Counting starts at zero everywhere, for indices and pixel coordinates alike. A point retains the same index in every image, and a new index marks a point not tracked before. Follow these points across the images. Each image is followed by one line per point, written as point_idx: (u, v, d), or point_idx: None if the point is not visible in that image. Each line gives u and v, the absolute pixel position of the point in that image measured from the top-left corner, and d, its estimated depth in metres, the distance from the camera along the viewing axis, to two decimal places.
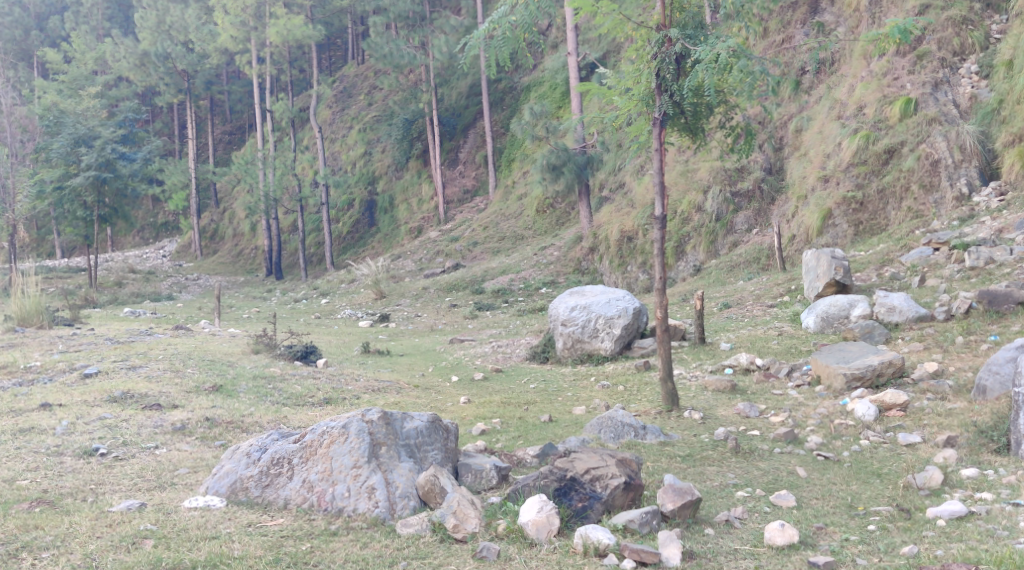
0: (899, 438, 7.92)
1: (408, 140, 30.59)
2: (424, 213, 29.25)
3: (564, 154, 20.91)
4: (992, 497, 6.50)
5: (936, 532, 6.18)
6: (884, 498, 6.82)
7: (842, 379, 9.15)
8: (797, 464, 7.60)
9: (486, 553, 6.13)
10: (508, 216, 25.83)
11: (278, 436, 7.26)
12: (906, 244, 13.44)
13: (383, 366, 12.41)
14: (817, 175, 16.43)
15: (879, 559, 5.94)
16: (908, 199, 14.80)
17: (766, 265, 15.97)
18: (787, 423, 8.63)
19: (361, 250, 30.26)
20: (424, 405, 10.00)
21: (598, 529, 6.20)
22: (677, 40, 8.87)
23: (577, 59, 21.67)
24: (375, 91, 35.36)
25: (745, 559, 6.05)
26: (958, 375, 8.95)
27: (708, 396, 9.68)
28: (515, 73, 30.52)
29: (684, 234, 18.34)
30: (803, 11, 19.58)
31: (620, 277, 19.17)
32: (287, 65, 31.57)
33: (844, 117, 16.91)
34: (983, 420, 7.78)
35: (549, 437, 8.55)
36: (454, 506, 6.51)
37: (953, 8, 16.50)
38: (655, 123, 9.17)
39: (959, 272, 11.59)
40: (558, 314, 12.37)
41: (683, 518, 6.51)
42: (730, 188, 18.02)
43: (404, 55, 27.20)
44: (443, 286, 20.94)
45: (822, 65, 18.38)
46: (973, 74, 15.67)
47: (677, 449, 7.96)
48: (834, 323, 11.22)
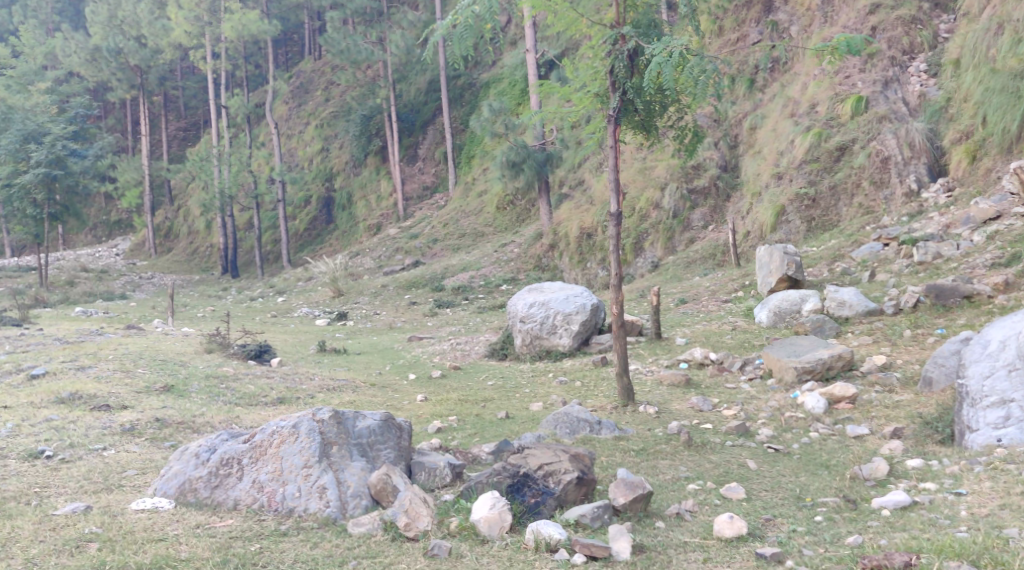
0: (847, 430, 8.03)
1: (366, 136, 30.38)
2: (383, 210, 29.05)
3: (523, 151, 20.89)
4: (935, 487, 6.59)
5: (881, 522, 6.24)
6: (831, 489, 6.91)
7: (793, 372, 9.26)
8: (747, 456, 7.69)
9: (437, 551, 6.11)
10: (467, 213, 25.79)
11: (228, 436, 7.19)
12: (857, 239, 13.64)
13: (339, 365, 12.35)
14: (771, 172, 16.63)
15: (825, 549, 5.98)
16: (859, 195, 15.03)
17: (722, 261, 16.15)
18: (739, 416, 8.72)
19: (319, 248, 30.05)
20: (380, 403, 9.95)
21: (549, 524, 6.21)
22: (631, 37, 8.89)
23: (536, 57, 21.69)
24: (332, 87, 35.12)
25: (693, 552, 6.08)
26: (906, 368, 9.10)
27: (663, 391, 9.75)
28: (473, 69, 30.50)
29: (642, 231, 18.45)
30: (757, 9, 19.73)
31: (580, 274, 19.31)
32: (242, 61, 31.21)
33: (797, 114, 17.09)
34: (928, 411, 7.94)
35: (505, 434, 8.56)
36: (406, 505, 6.48)
37: (902, 7, 16.74)
38: (610, 120, 9.19)
39: (907, 267, 11.80)
40: (517, 310, 12.38)
41: (634, 512, 6.55)
42: (687, 185, 18.17)
43: (361, 51, 26.98)
44: (402, 284, 20.87)
45: (776, 63, 18.59)
46: (922, 72, 15.90)
47: (631, 444, 8.00)
48: (786, 317, 11.35)
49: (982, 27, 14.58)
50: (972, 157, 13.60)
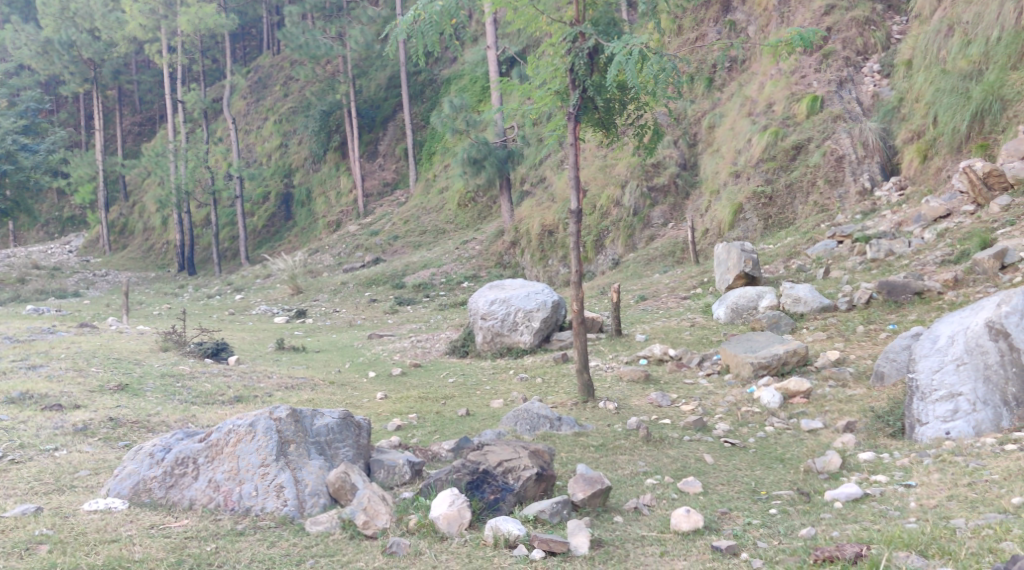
0: (802, 424, 8.15)
1: (325, 132, 30.18)
2: (343, 206, 28.86)
3: (485, 148, 20.87)
4: (886, 479, 6.69)
5: (834, 514, 6.31)
6: (786, 483, 7.00)
7: (749, 367, 9.37)
8: (704, 451, 7.76)
9: (396, 549, 6.09)
10: (428, 210, 25.72)
11: (183, 436, 7.12)
12: (812, 237, 13.82)
13: (298, 363, 12.27)
14: (729, 170, 16.80)
15: (779, 541, 6.02)
16: (814, 193, 15.21)
17: (681, 258, 16.28)
18: (697, 411, 8.80)
19: (278, 245, 29.78)
20: (339, 401, 9.90)
21: (508, 520, 6.23)
22: (591, 35, 8.91)
23: (496, 53, 21.69)
24: (291, 82, 34.84)
25: (651, 546, 6.12)
26: (859, 363, 9.25)
27: (622, 387, 9.80)
28: (434, 66, 30.44)
29: (603, 228, 18.56)
30: (715, 9, 19.92)
31: (541, 271, 19.39)
32: (199, 55, 30.86)
33: (754, 113, 17.26)
34: (880, 405, 8.08)
35: (465, 431, 8.56)
36: (365, 503, 6.47)
37: (856, 8, 16.97)
38: (570, 118, 9.21)
39: (861, 264, 11.98)
40: (477, 307, 12.38)
41: (592, 507, 6.59)
42: (646, 183, 18.28)
43: (320, 46, 26.76)
44: (362, 281, 20.76)
45: (734, 62, 18.80)
46: (875, 72, 16.15)
47: (590, 440, 8.04)
48: (743, 313, 11.48)
49: (933, 29, 14.83)
50: (923, 156, 13.83)
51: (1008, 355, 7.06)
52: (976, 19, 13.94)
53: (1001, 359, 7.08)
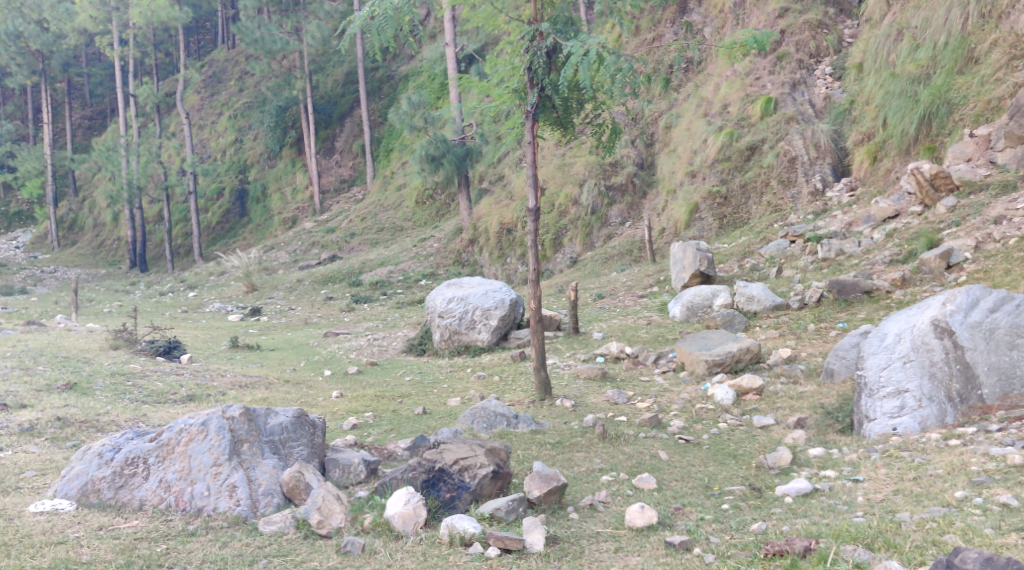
0: (754, 421, 8.26)
1: (281, 128, 29.93)
2: (299, 203, 28.65)
3: (443, 146, 20.83)
4: (835, 474, 6.82)
5: (784, 509, 6.41)
6: (738, 478, 7.09)
7: (704, 365, 9.48)
8: (659, 447, 7.83)
9: (350, 548, 6.05)
10: (386, 207, 25.64)
11: (133, 435, 7.03)
12: (765, 236, 14.00)
13: (252, 361, 12.16)
14: (685, 170, 16.96)
15: (731, 536, 6.09)
16: (768, 194, 15.42)
17: (638, 256, 16.40)
18: (652, 408, 8.88)
19: (232, 241, 29.45)
20: (294, 400, 9.83)
21: (464, 518, 6.22)
22: (549, 34, 8.92)
23: (455, 50, 21.65)
24: (246, 77, 34.50)
25: (605, 542, 6.16)
26: (810, 360, 9.40)
27: (579, 384, 9.86)
28: (392, 62, 30.34)
29: (561, 227, 18.65)
30: (671, 10, 20.09)
31: (500, 269, 19.46)
32: (151, 49, 30.40)
33: (709, 114, 17.44)
34: (830, 402, 8.22)
35: (422, 430, 8.55)
36: (319, 502, 6.43)
37: (809, 12, 17.20)
38: (528, 116, 9.24)
39: (812, 263, 12.17)
40: (435, 305, 12.37)
41: (548, 504, 6.62)
42: (604, 182, 18.38)
43: (276, 40, 26.48)
44: (318, 278, 20.62)
45: (690, 63, 18.98)
46: (827, 75, 16.41)
47: (547, 437, 8.08)
48: (697, 312, 11.61)
49: (883, 33, 15.09)
50: (873, 158, 14.06)
51: (952, 352, 7.26)
52: (924, 24, 14.24)
53: (946, 356, 7.27)
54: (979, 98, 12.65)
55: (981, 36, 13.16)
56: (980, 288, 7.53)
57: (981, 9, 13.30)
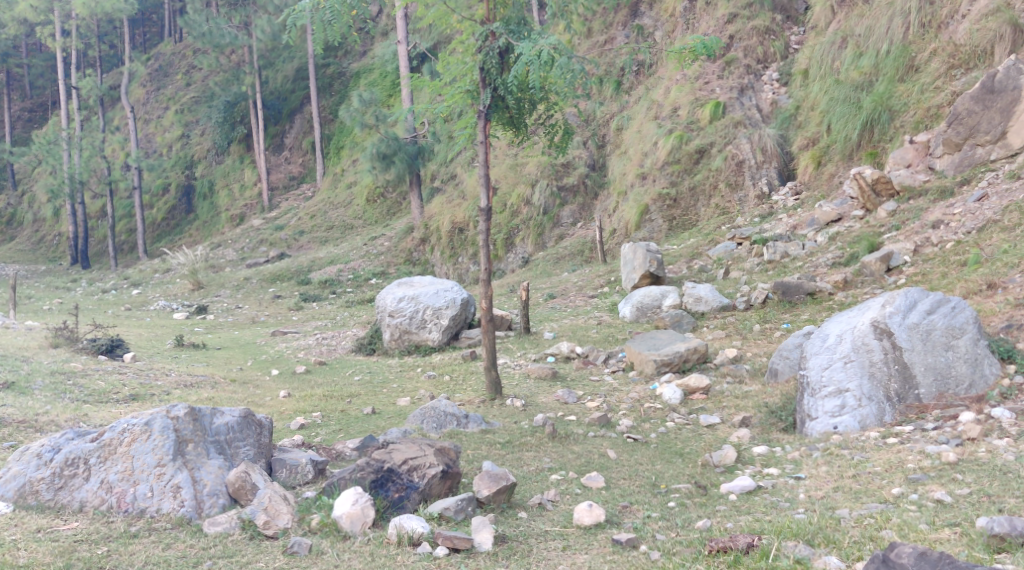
0: (701, 420, 8.38)
1: (229, 123, 29.59)
2: (246, 200, 28.37)
3: (394, 143, 20.74)
4: (778, 472, 6.95)
5: (729, 506, 6.52)
6: (684, 476, 7.19)
7: (652, 364, 9.60)
8: (608, 446, 7.91)
9: (297, 549, 6.01)
10: (336, 205, 25.49)
11: (73, 435, 6.92)
12: (713, 238, 14.20)
13: (197, 360, 12.00)
14: (636, 172, 17.13)
15: (676, 533, 6.18)
16: (716, 197, 15.64)
17: (589, 257, 16.53)
18: (602, 407, 8.96)
19: (178, 238, 29.05)
20: (241, 400, 9.75)
21: (412, 518, 6.20)
22: (501, 35, 8.98)
23: (406, 48, 21.61)
24: (193, 71, 34.05)
25: (553, 540, 6.19)
26: (755, 360, 9.57)
27: (530, 384, 9.91)
28: (343, 59, 30.13)
29: (513, 227, 18.72)
30: (623, 13, 20.27)
31: (451, 268, 19.49)
32: (94, 40, 29.82)
33: (660, 117, 17.65)
34: (773, 401, 8.38)
35: (370, 430, 8.52)
36: (265, 503, 6.40)
37: (758, 17, 17.45)
38: (480, 115, 9.26)
39: (758, 265, 12.38)
40: (385, 304, 12.34)
41: (497, 503, 6.64)
42: (556, 183, 18.47)
43: (224, 35, 26.15)
44: (265, 276, 20.42)
45: (641, 66, 19.19)
46: (774, 80, 16.72)
47: (497, 437, 8.11)
48: (647, 312, 11.73)
49: (828, 41, 15.40)
50: (818, 163, 14.30)
51: (891, 353, 7.45)
52: (867, 33, 14.57)
53: (885, 357, 7.46)
54: (919, 106, 12.98)
55: (922, 45, 13.55)
56: (918, 290, 7.76)
57: (921, 19, 13.69)
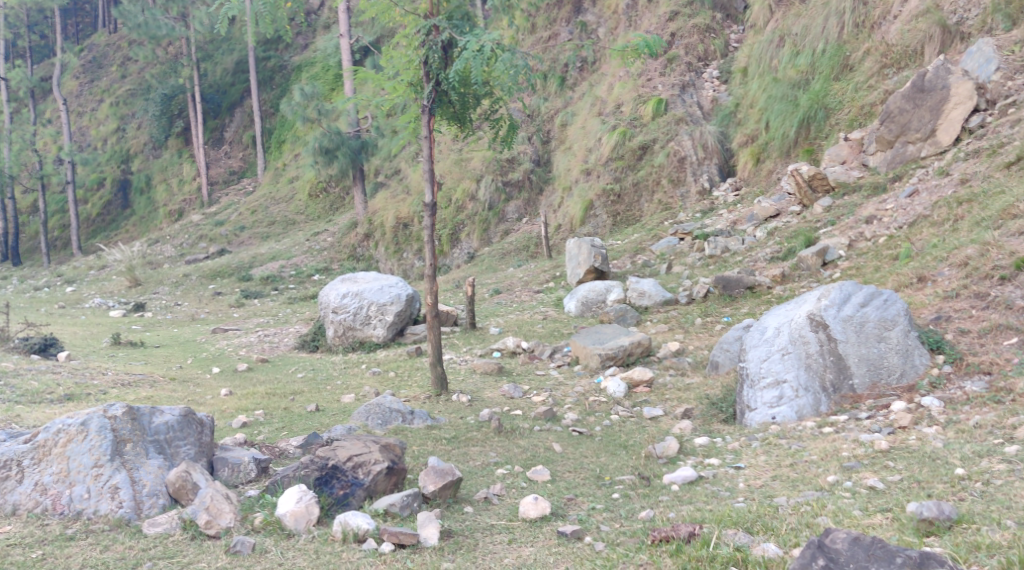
0: (644, 412, 8.52)
1: (167, 117, 29.08)
2: (185, 194, 28.00)
3: (337, 138, 20.59)
4: (718, 462, 7.10)
5: (671, 496, 6.65)
6: (628, 468, 7.31)
7: (597, 359, 9.72)
8: (553, 440, 8.00)
9: (239, 548, 5.98)
10: (277, 200, 25.26)
11: (7, 437, 6.88)
12: (656, 234, 14.40)
13: (135, 359, 11.83)
14: (580, 168, 17.31)
15: (620, 524, 6.29)
16: (659, 192, 15.85)
17: (535, 253, 16.66)
18: (547, 402, 9.04)
19: (114, 234, 28.52)
20: (181, 398, 9.67)
21: (358, 515, 6.19)
22: (444, 29, 9.00)
23: (349, 42, 21.47)
24: (129, 63, 33.43)
25: (500, 534, 6.24)
26: (696, 353, 9.75)
27: (476, 379, 9.97)
28: (284, 52, 29.79)
29: (458, 222, 18.75)
30: (567, 9, 20.39)
31: (395, 264, 19.46)
32: (25, 30, 29.02)
33: (603, 113, 17.84)
34: (714, 393, 8.57)
35: (314, 427, 8.51)
36: (207, 502, 6.34)
37: (698, 16, 17.72)
38: (424, 110, 9.28)
39: (699, 260, 12.57)
40: (328, 301, 12.31)
41: (443, 499, 6.68)
42: (501, 178, 18.54)
43: (160, 26, 25.62)
44: (205, 273, 20.18)
45: (585, 62, 19.34)
46: (715, 78, 17.00)
47: (443, 432, 8.15)
48: (592, 307, 11.85)
49: (766, 39, 15.69)
50: (756, 160, 14.56)
51: (826, 345, 7.65)
52: (804, 32, 14.88)
53: (821, 348, 7.66)
54: (853, 104, 13.29)
55: (856, 45, 13.87)
56: (852, 283, 7.97)
57: (855, 19, 14.03)
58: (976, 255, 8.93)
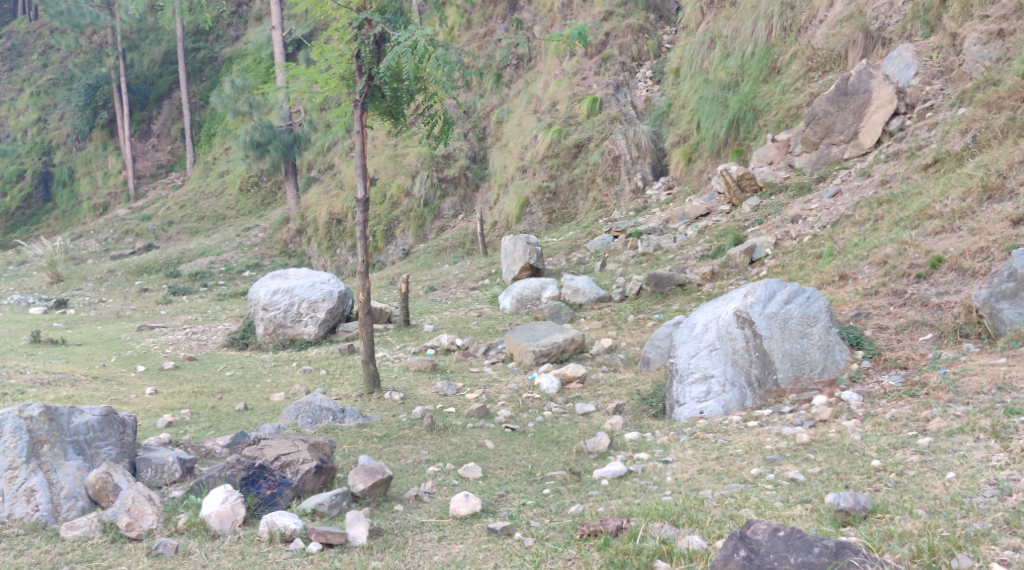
0: (576, 408, 8.58)
1: (91, 108, 28.36)
2: (111, 188, 27.48)
3: (269, 132, 20.29)
4: (647, 456, 7.18)
5: (601, 491, 6.71)
6: (559, 463, 7.35)
7: (531, 355, 9.76)
8: (486, 437, 8.01)
9: (162, 550, 5.88)
10: (207, 194, 24.85)
11: None
12: (591, 232, 14.52)
13: (56, 357, 11.52)
14: (516, 165, 17.38)
15: (550, 519, 6.32)
16: (594, 190, 15.98)
17: (470, 250, 16.67)
18: (481, 399, 9.06)
19: (35, 228, 27.75)
20: (104, 397, 9.47)
21: (285, 515, 6.13)
22: (377, 23, 8.92)
23: (281, 35, 21.18)
24: (50, 52, 32.53)
25: (429, 532, 6.23)
26: (628, 349, 9.85)
27: (409, 377, 9.94)
28: (215, 43, 29.27)
29: (393, 218, 18.67)
30: (502, 7, 20.42)
31: (329, 260, 19.30)
32: None
33: (539, 111, 17.93)
34: (645, 388, 8.68)
35: (243, 426, 8.40)
36: (128, 504, 6.21)
37: (632, 16, 17.90)
38: (356, 104, 9.19)
39: (633, 257, 12.69)
40: (258, 298, 12.15)
41: (373, 497, 6.64)
42: (436, 174, 18.51)
43: (84, 15, 24.94)
44: (132, 268, 19.75)
45: (521, 60, 19.40)
46: (648, 78, 17.21)
47: (374, 430, 8.11)
48: (527, 304, 11.89)
49: (698, 41, 15.94)
50: (688, 159, 14.76)
51: (752, 341, 7.79)
52: (734, 34, 15.14)
53: (746, 344, 7.80)
54: (780, 106, 13.54)
55: (783, 48, 14.14)
56: (777, 280, 8.12)
57: (783, 23, 14.30)
58: (894, 254, 9.18)
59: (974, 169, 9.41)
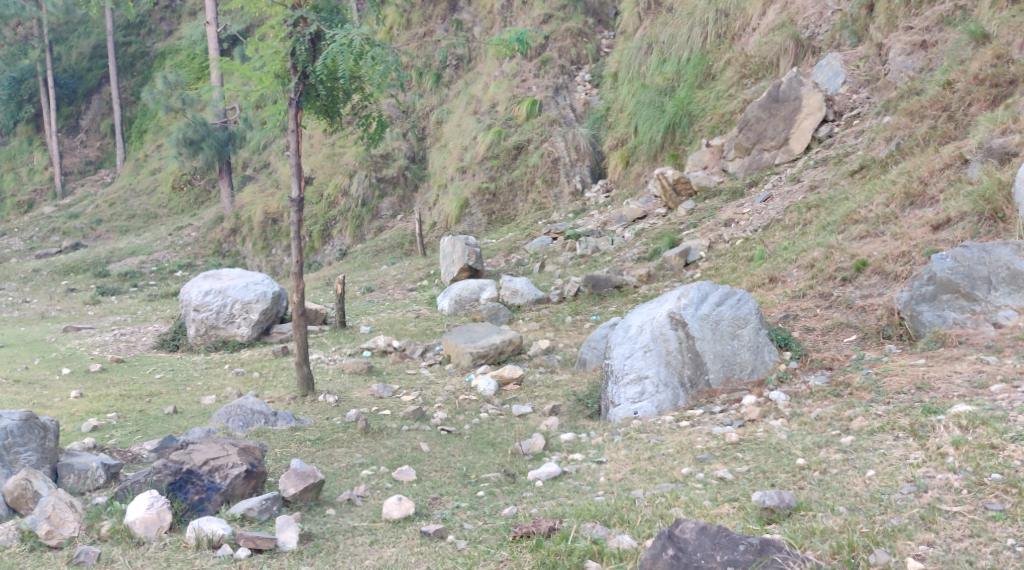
0: (512, 409, 8.59)
1: (16, 102, 27.61)
2: (36, 184, 26.79)
3: (203, 129, 19.94)
4: (581, 457, 7.23)
5: (534, 492, 6.73)
6: (494, 465, 7.36)
7: (468, 357, 9.75)
8: (421, 439, 7.98)
9: (84, 558, 5.77)
10: (138, 192, 24.37)
11: None
12: (529, 233, 14.56)
13: None
14: (455, 166, 17.36)
15: (482, 521, 6.32)
16: (533, 192, 16.05)
17: (409, 250, 16.60)
18: (417, 401, 9.01)
19: None
20: (26, 401, 9.21)
21: (212, 520, 6.02)
22: (312, 21, 8.82)
23: (216, 30, 20.84)
24: None
25: (361, 535, 6.17)
26: (565, 350, 9.91)
27: (343, 379, 9.85)
28: (147, 38, 28.68)
29: (331, 218, 18.52)
30: (442, 7, 20.37)
31: (264, 260, 19.06)
32: None
33: (479, 112, 17.93)
34: (581, 390, 8.73)
35: (171, 430, 8.24)
36: (48, 511, 6.06)
37: (571, 20, 18.01)
38: (291, 103, 9.09)
39: (571, 259, 12.75)
40: (189, 299, 11.95)
41: (304, 501, 6.57)
42: (375, 174, 18.42)
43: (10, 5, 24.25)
44: (59, 268, 19.25)
45: (460, 61, 19.38)
46: (587, 82, 17.35)
47: (308, 433, 8.02)
48: (465, 305, 11.88)
49: (635, 46, 16.10)
50: (626, 162, 14.89)
51: (684, 342, 7.89)
52: (670, 40, 15.34)
53: (679, 345, 7.90)
54: (714, 111, 13.72)
55: (718, 55, 14.36)
56: (708, 283, 8.26)
57: (718, 29, 14.52)
58: (822, 257, 9.37)
59: (898, 175, 9.65)
